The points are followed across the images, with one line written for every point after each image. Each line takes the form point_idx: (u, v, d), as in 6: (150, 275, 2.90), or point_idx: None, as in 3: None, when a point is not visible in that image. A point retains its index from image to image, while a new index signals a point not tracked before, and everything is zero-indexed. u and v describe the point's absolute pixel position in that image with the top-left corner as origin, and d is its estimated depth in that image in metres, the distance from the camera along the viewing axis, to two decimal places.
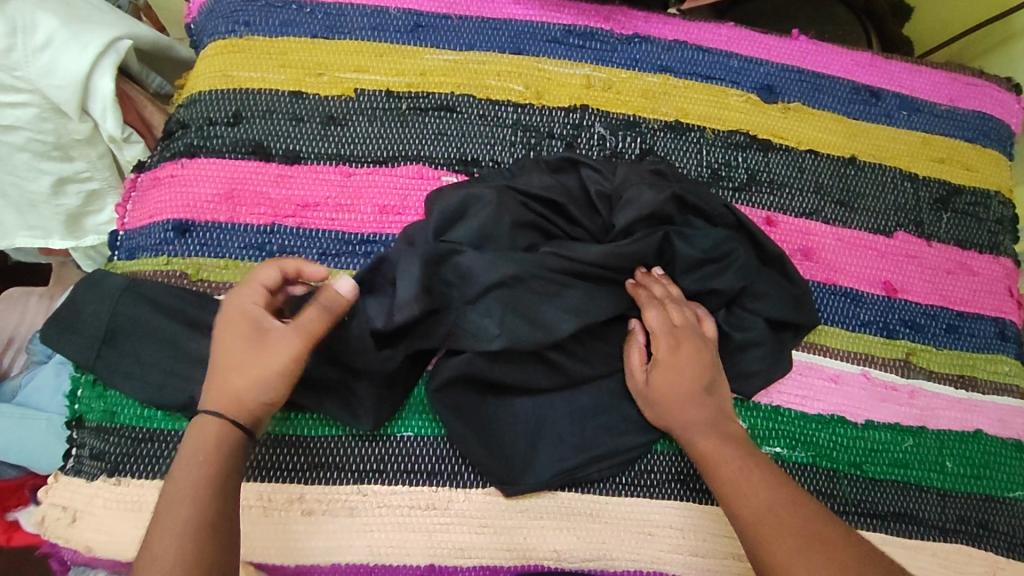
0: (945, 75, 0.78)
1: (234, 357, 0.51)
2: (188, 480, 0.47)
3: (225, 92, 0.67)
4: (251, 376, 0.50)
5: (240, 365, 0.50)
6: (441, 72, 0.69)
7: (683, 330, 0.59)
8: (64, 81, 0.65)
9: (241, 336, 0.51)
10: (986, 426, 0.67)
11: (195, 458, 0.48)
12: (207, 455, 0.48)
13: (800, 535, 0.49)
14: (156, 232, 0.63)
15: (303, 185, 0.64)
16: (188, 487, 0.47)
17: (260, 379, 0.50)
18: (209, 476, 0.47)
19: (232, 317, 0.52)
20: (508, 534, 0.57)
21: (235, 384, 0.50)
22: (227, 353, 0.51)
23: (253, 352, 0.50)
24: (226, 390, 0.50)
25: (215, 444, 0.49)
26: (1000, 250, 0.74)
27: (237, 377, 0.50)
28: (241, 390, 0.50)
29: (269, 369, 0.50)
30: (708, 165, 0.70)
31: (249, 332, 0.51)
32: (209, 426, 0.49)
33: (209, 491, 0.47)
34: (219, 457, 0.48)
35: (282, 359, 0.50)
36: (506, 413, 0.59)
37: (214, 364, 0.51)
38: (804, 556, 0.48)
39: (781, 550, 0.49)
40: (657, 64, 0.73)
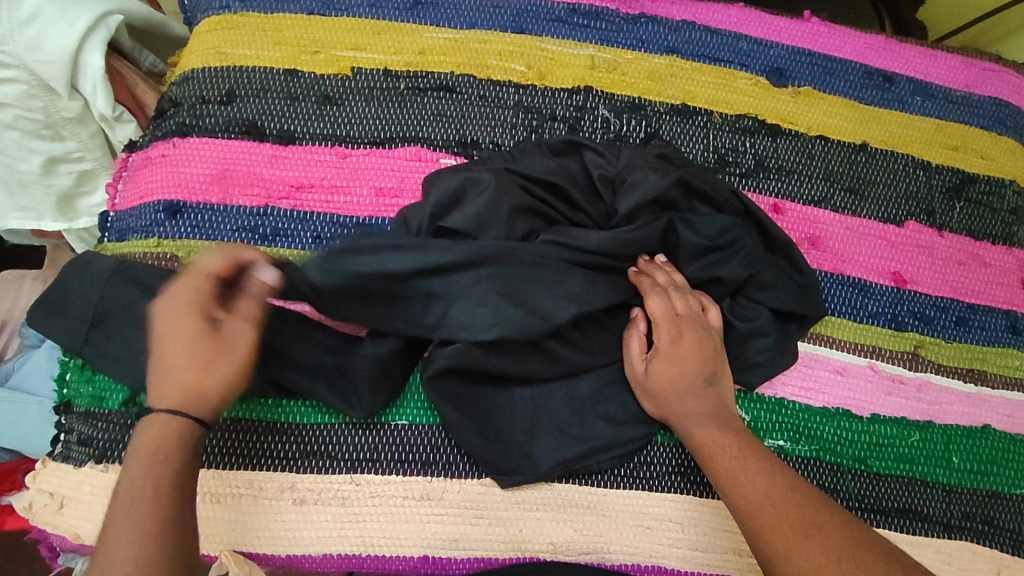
0: (960, 59, 0.76)
1: (185, 351, 0.48)
2: (135, 473, 0.46)
3: (218, 69, 0.65)
4: (209, 370, 0.48)
5: (195, 359, 0.48)
6: (441, 50, 0.67)
7: (687, 319, 0.57)
8: (51, 57, 0.63)
9: (192, 328, 0.49)
10: (994, 421, 0.66)
11: (141, 452, 0.46)
12: (154, 447, 0.46)
13: (796, 523, 0.48)
14: (146, 214, 0.61)
15: (297, 166, 0.63)
16: (135, 481, 0.45)
17: (219, 375, 0.49)
18: (156, 469, 0.46)
19: (181, 307, 0.49)
20: (504, 526, 0.56)
21: (195, 378, 0.48)
22: (175, 346, 0.48)
23: (207, 344, 0.49)
24: (181, 384, 0.48)
25: (164, 435, 0.47)
26: (1013, 241, 0.72)
27: (196, 373, 0.48)
28: (203, 384, 0.48)
29: (230, 364, 0.49)
30: (714, 151, 0.68)
31: (199, 326, 0.49)
32: (158, 418, 0.47)
33: (157, 484, 0.45)
34: (166, 449, 0.46)
35: (240, 355, 0.50)
36: (503, 402, 0.58)
37: (162, 357, 0.48)
38: (802, 543, 0.47)
39: (780, 538, 0.48)
40: (663, 45, 0.70)
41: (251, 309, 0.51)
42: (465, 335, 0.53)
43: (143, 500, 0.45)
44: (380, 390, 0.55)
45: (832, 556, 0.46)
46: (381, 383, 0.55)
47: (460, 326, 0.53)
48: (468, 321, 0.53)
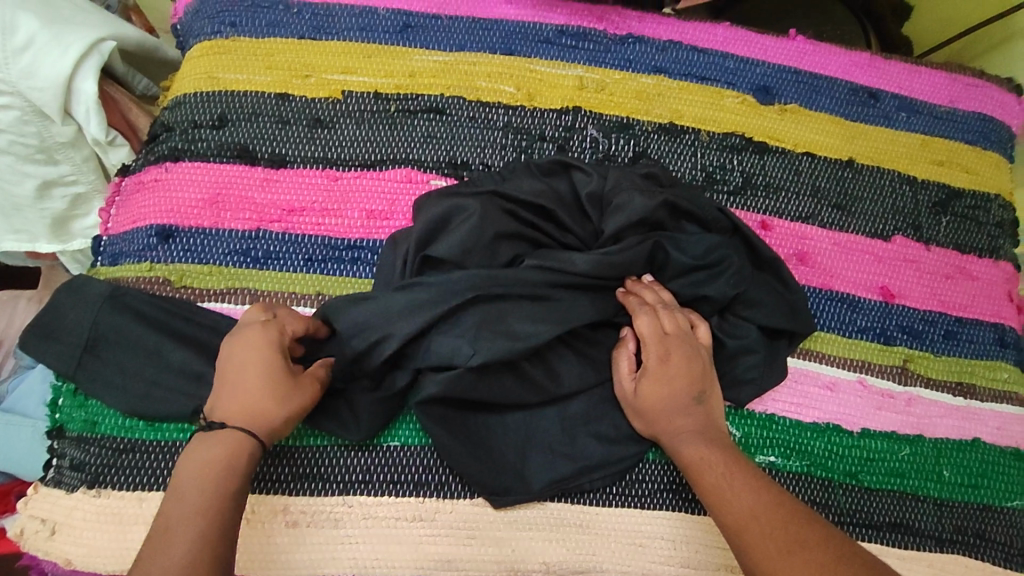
0: (944, 75, 0.77)
1: (258, 383, 0.50)
2: (194, 485, 0.47)
3: (210, 94, 0.66)
4: (276, 403, 0.51)
5: (262, 389, 0.50)
6: (431, 73, 0.68)
7: (674, 338, 0.58)
8: (45, 84, 0.64)
9: (273, 367, 0.51)
10: (985, 434, 0.66)
11: (200, 465, 0.48)
12: (214, 466, 0.48)
13: (780, 538, 0.48)
14: (139, 238, 0.62)
15: (288, 189, 0.63)
16: (191, 494, 0.46)
17: (282, 407, 0.51)
18: (210, 487, 0.47)
19: (258, 345, 0.51)
20: (497, 545, 0.56)
21: (259, 405, 0.50)
22: (251, 377, 0.51)
23: (281, 381, 0.51)
24: (243, 405, 0.50)
25: (225, 453, 0.48)
26: (1000, 254, 0.72)
27: (261, 400, 0.50)
28: (265, 412, 0.50)
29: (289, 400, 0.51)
30: (702, 169, 0.69)
31: (276, 367, 0.51)
32: (223, 438, 0.49)
33: (210, 501, 0.46)
34: (224, 469, 0.48)
35: (302, 396, 0.52)
36: (495, 423, 0.58)
37: (235, 384, 0.51)
38: (785, 559, 0.47)
39: (766, 553, 0.48)
40: (650, 65, 0.71)
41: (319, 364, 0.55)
42: (456, 358, 0.53)
43: (197, 514, 0.46)
44: (372, 411, 0.56)
45: (816, 570, 0.46)
46: (373, 405, 0.56)
47: (451, 349, 0.54)
48: (459, 344, 0.54)
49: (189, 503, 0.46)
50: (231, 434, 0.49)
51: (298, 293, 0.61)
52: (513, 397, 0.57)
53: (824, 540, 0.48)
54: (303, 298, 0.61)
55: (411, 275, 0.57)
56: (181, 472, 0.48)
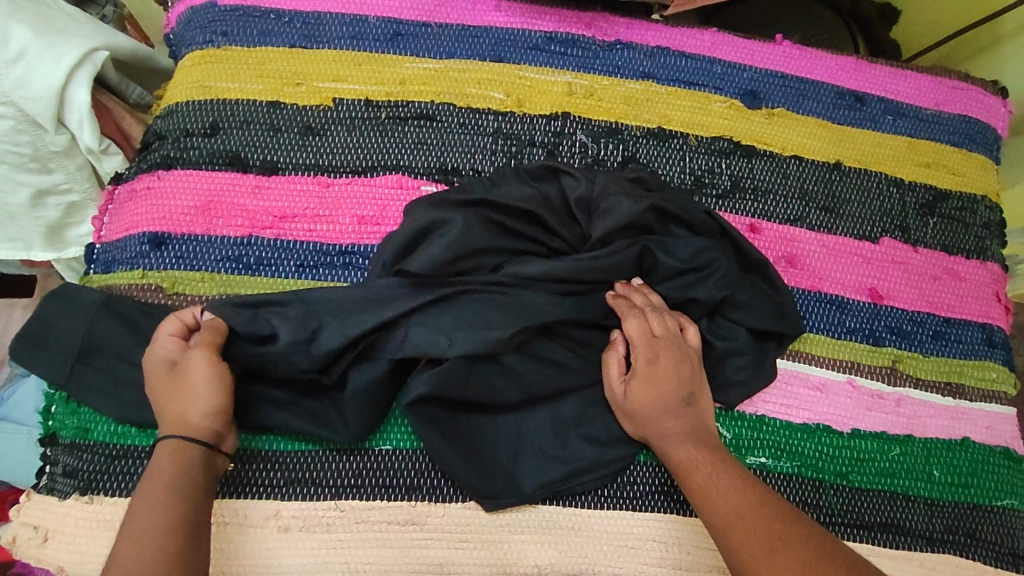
0: (930, 78, 0.78)
1: (165, 397, 0.53)
2: (155, 493, 0.49)
3: (202, 102, 0.66)
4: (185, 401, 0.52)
5: (171, 401, 0.53)
6: (422, 80, 0.69)
7: (662, 340, 0.58)
8: (37, 94, 0.65)
9: (167, 377, 0.53)
10: (974, 434, 0.67)
11: (155, 476, 0.50)
12: (176, 472, 0.50)
13: (764, 537, 0.49)
14: (131, 245, 0.62)
15: (280, 196, 0.64)
16: (155, 502, 0.48)
17: (188, 399, 0.52)
18: (175, 490, 0.49)
19: (150, 368, 0.54)
20: (489, 548, 0.57)
21: (176, 411, 0.52)
22: (157, 395, 0.53)
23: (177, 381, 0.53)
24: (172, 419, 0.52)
25: (172, 458, 0.50)
26: (987, 255, 0.73)
27: (175, 406, 0.52)
28: (183, 412, 0.52)
29: (189, 390, 0.52)
30: (691, 172, 0.69)
31: (165, 374, 0.54)
32: (163, 448, 0.51)
33: (177, 504, 0.48)
34: (183, 471, 0.50)
35: (196, 376, 0.53)
36: (486, 426, 0.58)
37: (156, 408, 0.53)
38: (768, 558, 0.48)
39: (751, 551, 0.49)
40: (638, 70, 0.72)
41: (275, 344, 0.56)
42: (445, 361, 0.54)
43: (165, 517, 0.47)
44: (363, 416, 0.56)
45: (798, 568, 0.47)
46: (364, 410, 0.56)
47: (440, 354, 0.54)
48: (448, 347, 0.54)
49: (155, 512, 0.48)
50: (166, 441, 0.51)
51: None
52: (504, 400, 0.57)
53: (806, 539, 0.49)
54: None
55: (397, 275, 0.58)
56: (154, 484, 0.49)
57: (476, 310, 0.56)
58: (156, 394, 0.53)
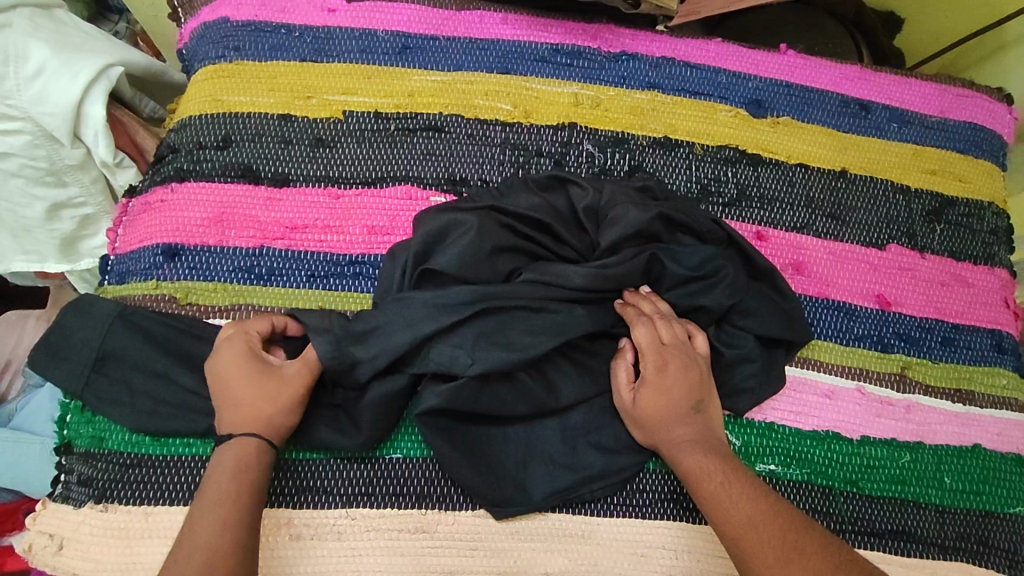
0: (934, 86, 0.78)
1: (247, 392, 0.54)
2: (229, 491, 0.50)
3: (215, 116, 0.67)
4: (263, 402, 0.53)
5: (247, 394, 0.53)
6: (430, 92, 0.70)
7: (671, 347, 0.59)
8: (55, 109, 0.66)
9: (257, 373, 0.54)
10: (984, 440, 0.66)
11: (229, 473, 0.51)
12: (241, 469, 0.51)
13: (779, 547, 0.49)
14: (145, 257, 0.63)
15: (291, 208, 0.65)
16: (231, 498, 0.49)
17: (275, 407, 0.54)
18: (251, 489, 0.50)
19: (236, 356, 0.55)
20: (499, 556, 0.57)
21: (258, 408, 0.53)
22: (239, 386, 0.54)
23: (259, 379, 0.54)
24: (246, 414, 0.53)
25: (254, 458, 0.52)
26: (995, 261, 0.73)
27: (258, 404, 0.53)
28: (265, 413, 0.53)
29: (279, 397, 0.54)
30: (697, 181, 0.70)
31: (247, 367, 0.54)
32: (240, 441, 0.52)
33: (252, 505, 0.50)
34: (257, 472, 0.51)
35: (293, 389, 0.54)
36: (496, 435, 0.59)
37: (228, 395, 0.54)
38: (783, 567, 0.48)
39: (766, 561, 0.49)
40: (644, 81, 0.73)
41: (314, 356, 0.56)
42: (457, 368, 0.55)
43: (241, 514, 0.49)
44: (375, 424, 0.56)
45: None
46: (375, 418, 0.56)
47: (448, 361, 0.55)
48: (459, 355, 0.55)
49: (233, 508, 0.49)
50: (250, 438, 0.52)
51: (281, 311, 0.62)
52: (514, 409, 0.57)
53: (820, 551, 0.49)
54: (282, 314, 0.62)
55: (409, 286, 0.59)
56: (223, 478, 0.50)
57: (486, 319, 0.56)
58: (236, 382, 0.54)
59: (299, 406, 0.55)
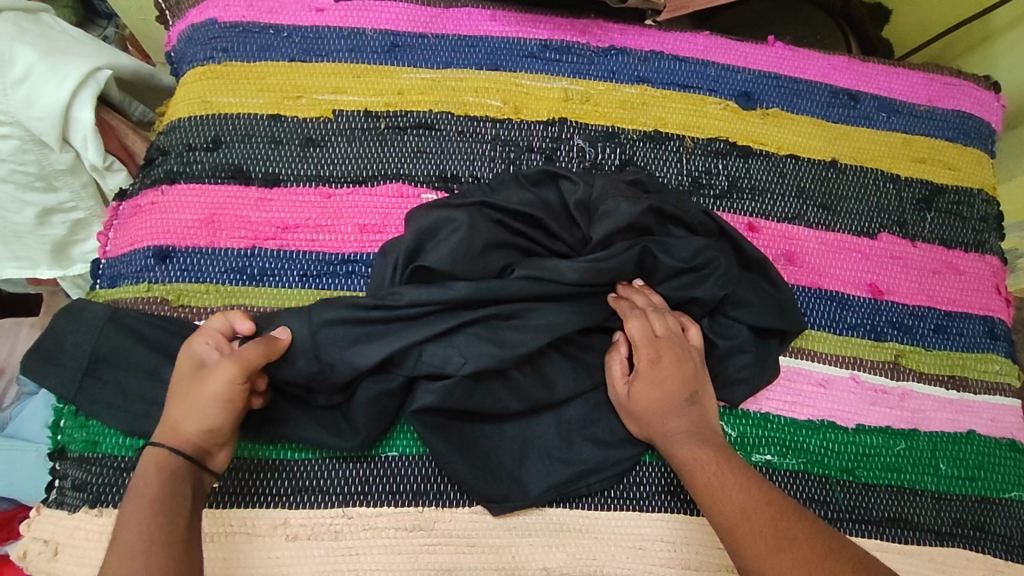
0: (922, 75, 0.79)
1: (179, 395, 0.53)
2: (142, 493, 0.49)
3: (203, 118, 0.67)
4: (187, 408, 0.52)
5: (178, 399, 0.52)
6: (420, 90, 0.70)
7: (664, 340, 0.59)
8: (42, 113, 0.66)
9: (184, 374, 0.53)
10: (978, 426, 0.67)
11: (144, 477, 0.50)
12: (156, 470, 0.50)
13: (769, 536, 0.49)
14: (136, 259, 0.63)
15: (282, 207, 0.65)
16: (138, 504, 0.48)
17: (198, 412, 0.51)
18: (155, 505, 0.48)
19: (180, 358, 0.54)
20: (497, 552, 0.57)
21: (179, 416, 0.52)
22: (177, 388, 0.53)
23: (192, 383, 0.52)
24: (173, 423, 0.52)
25: (164, 462, 0.50)
26: (985, 248, 0.73)
27: (179, 411, 0.52)
28: (182, 422, 0.51)
29: (204, 398, 0.51)
30: (688, 174, 0.70)
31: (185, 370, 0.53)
32: (149, 459, 0.51)
33: (164, 514, 0.48)
34: (165, 485, 0.49)
35: (213, 392, 0.51)
36: (491, 431, 0.59)
37: (168, 396, 0.54)
38: (774, 556, 0.48)
39: (757, 551, 0.49)
40: (633, 75, 0.73)
41: (245, 354, 0.52)
42: (449, 366, 0.55)
43: (149, 533, 0.47)
44: (370, 423, 0.56)
45: (805, 565, 0.47)
46: (370, 416, 0.56)
47: (441, 360, 0.55)
48: (452, 354, 0.55)
49: (136, 522, 0.47)
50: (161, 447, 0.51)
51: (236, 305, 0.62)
52: (507, 406, 0.57)
53: (810, 538, 0.49)
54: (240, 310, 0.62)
55: (400, 283, 0.58)
56: (139, 481, 0.50)
57: (479, 316, 0.56)
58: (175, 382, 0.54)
59: (225, 412, 0.52)
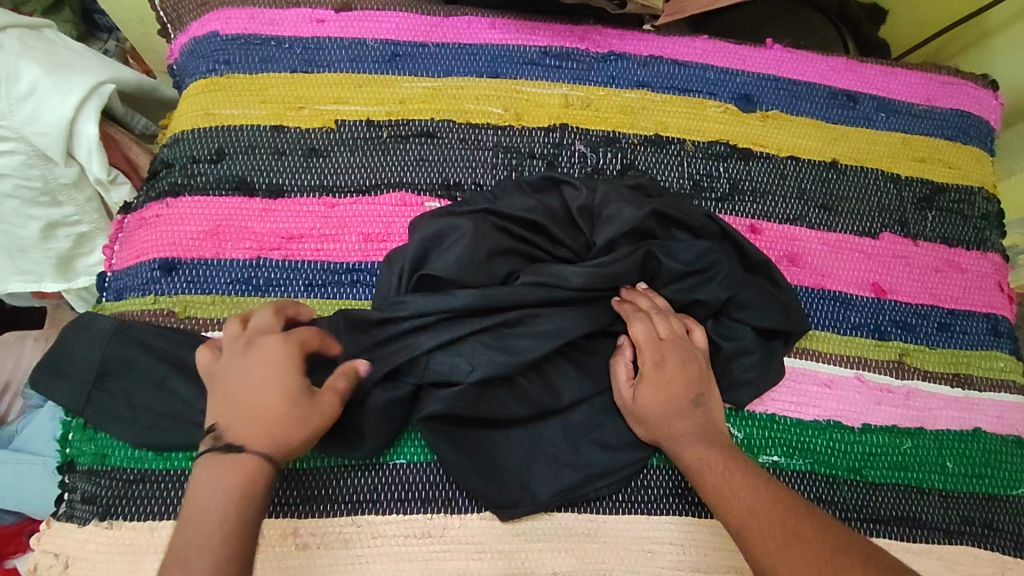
0: (920, 75, 0.79)
1: (273, 404, 0.50)
2: (213, 505, 0.46)
3: (207, 130, 0.68)
4: (290, 423, 0.50)
5: (275, 409, 0.50)
6: (421, 99, 0.70)
7: (669, 342, 0.59)
8: (48, 128, 0.66)
9: (280, 383, 0.50)
10: (984, 424, 0.67)
11: (219, 487, 0.47)
12: (229, 483, 0.47)
13: (778, 533, 0.49)
14: (142, 272, 0.63)
15: (287, 218, 0.65)
16: (206, 517, 0.46)
17: (301, 430, 0.50)
18: (228, 527, 0.46)
19: (272, 363, 0.51)
20: (507, 558, 0.57)
21: (282, 429, 0.49)
22: (263, 388, 0.50)
23: (293, 395, 0.50)
24: (266, 433, 0.49)
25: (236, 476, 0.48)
26: (987, 245, 0.74)
27: (279, 424, 0.49)
28: (282, 436, 0.49)
29: (310, 420, 0.50)
30: (690, 177, 0.70)
31: (285, 379, 0.51)
32: (228, 468, 0.48)
33: (231, 536, 0.46)
34: (235, 502, 0.47)
35: (322, 417, 0.51)
36: (498, 437, 0.59)
37: (243, 401, 0.50)
38: (784, 553, 0.48)
39: (766, 549, 0.49)
40: (633, 80, 0.74)
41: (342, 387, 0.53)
42: (456, 374, 0.55)
43: (221, 556, 0.45)
44: (378, 432, 0.56)
45: (817, 561, 0.47)
46: (377, 424, 0.56)
47: (448, 367, 0.55)
48: (459, 362, 0.55)
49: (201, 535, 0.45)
50: (245, 459, 0.48)
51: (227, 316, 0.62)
52: (514, 412, 0.57)
53: (820, 534, 0.49)
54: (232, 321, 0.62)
55: (406, 292, 0.59)
56: (208, 487, 0.47)
57: (484, 323, 0.56)
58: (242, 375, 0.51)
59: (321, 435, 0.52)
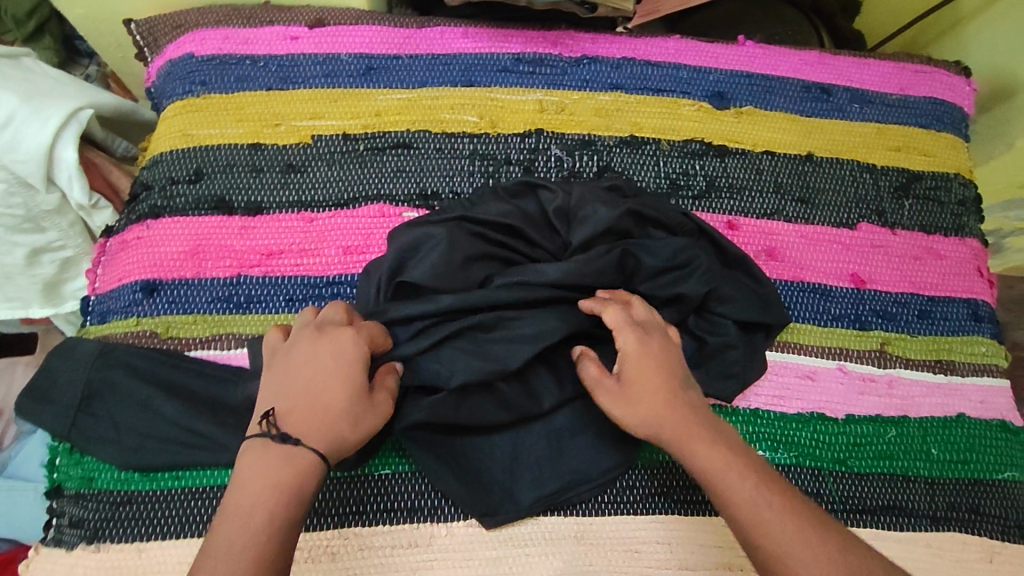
0: (892, 65, 0.80)
1: (335, 400, 0.50)
2: (261, 497, 0.46)
3: (185, 150, 0.68)
4: (347, 421, 0.50)
5: (336, 405, 0.50)
6: (397, 110, 0.71)
7: (647, 325, 0.58)
8: (27, 156, 0.67)
9: (346, 378, 0.50)
10: (968, 409, 0.67)
11: (271, 478, 0.47)
12: (279, 478, 0.47)
13: (808, 539, 0.48)
14: (125, 294, 0.64)
15: (266, 234, 0.65)
16: (252, 509, 0.46)
17: (357, 431, 0.50)
18: (273, 525, 0.45)
19: (338, 356, 0.51)
20: (495, 564, 0.57)
21: (338, 427, 0.49)
22: (329, 381, 0.50)
23: (355, 392, 0.50)
24: (323, 428, 0.49)
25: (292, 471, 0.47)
26: (965, 231, 0.74)
27: (337, 423, 0.49)
28: (339, 434, 0.49)
29: (367, 422, 0.51)
30: (666, 176, 0.71)
31: (350, 374, 0.51)
32: (286, 460, 0.47)
33: (274, 532, 0.45)
34: (281, 497, 0.46)
35: (376, 420, 0.51)
36: (482, 444, 0.59)
37: (306, 390, 0.50)
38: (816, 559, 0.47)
39: (794, 552, 0.47)
40: (607, 82, 0.74)
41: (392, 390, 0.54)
42: (438, 382, 0.56)
43: (262, 552, 0.44)
44: None
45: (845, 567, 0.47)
46: None
47: (428, 375, 0.56)
48: (440, 369, 0.56)
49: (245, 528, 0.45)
50: (300, 454, 0.48)
51: (208, 334, 0.62)
52: (496, 417, 0.58)
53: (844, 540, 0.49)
54: (213, 339, 0.62)
55: (385, 303, 0.59)
56: (258, 476, 0.47)
57: (464, 330, 0.57)
58: (313, 363, 0.51)
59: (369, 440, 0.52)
